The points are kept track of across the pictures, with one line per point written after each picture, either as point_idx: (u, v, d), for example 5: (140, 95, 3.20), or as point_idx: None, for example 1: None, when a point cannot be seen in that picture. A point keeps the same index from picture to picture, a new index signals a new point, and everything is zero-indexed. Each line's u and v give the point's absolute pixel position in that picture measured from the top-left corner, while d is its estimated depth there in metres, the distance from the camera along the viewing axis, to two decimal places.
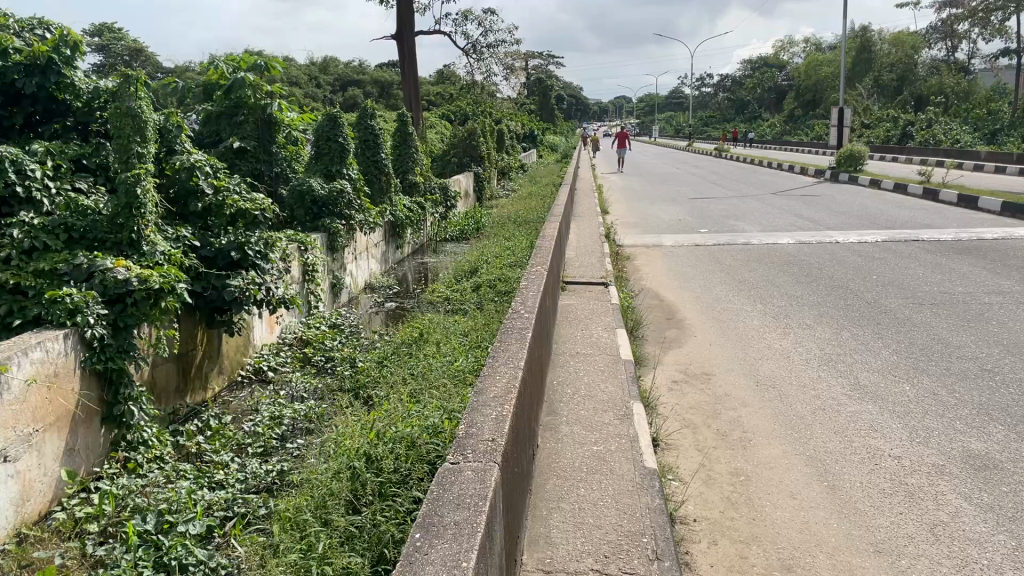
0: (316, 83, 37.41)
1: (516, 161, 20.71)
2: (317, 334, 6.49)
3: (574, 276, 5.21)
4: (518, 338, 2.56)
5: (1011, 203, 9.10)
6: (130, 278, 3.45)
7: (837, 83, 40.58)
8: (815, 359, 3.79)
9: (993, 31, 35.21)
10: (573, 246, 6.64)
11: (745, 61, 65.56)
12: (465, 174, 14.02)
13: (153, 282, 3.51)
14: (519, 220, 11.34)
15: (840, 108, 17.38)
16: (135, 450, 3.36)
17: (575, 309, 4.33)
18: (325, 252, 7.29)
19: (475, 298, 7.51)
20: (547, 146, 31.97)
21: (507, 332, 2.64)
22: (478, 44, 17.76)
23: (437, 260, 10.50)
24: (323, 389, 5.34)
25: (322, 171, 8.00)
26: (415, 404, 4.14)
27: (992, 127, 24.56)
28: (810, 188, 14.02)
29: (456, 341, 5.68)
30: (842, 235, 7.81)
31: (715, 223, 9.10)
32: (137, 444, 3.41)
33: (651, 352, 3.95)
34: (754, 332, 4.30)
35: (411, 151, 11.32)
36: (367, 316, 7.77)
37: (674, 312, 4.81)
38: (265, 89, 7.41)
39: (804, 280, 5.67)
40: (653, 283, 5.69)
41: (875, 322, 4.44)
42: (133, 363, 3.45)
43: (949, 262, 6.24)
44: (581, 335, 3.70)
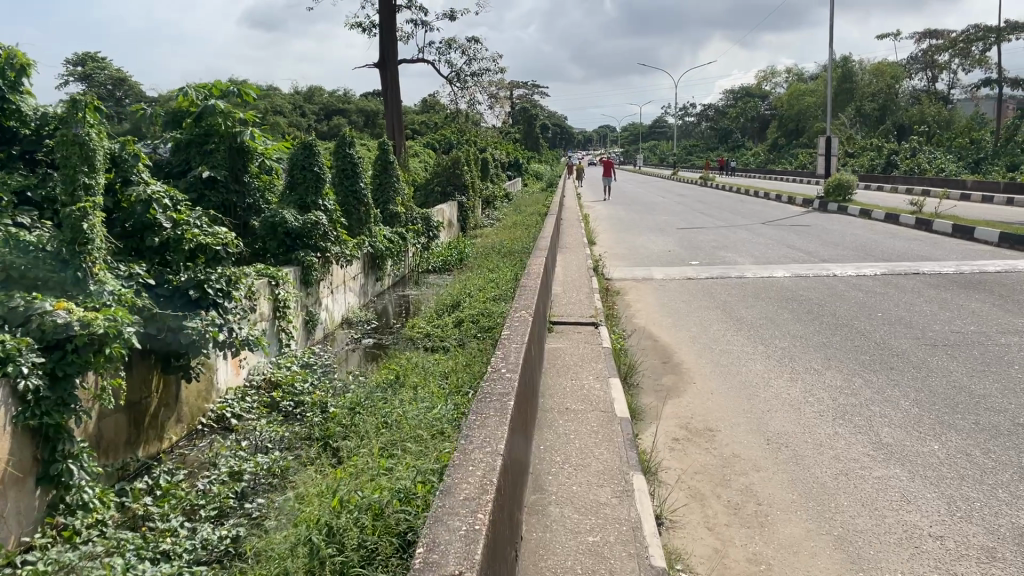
0: (300, 112, 37.16)
1: (502, 190, 20.46)
2: (287, 376, 6.08)
3: (562, 315, 4.83)
4: (498, 408, 2.15)
5: (1009, 234, 8.85)
6: (72, 322, 2.97)
7: (820, 113, 40.77)
8: (829, 412, 3.42)
9: (973, 61, 35.56)
10: (560, 281, 6.29)
11: (728, 91, 66.14)
12: (449, 204, 13.69)
13: (98, 326, 3.03)
14: (504, 252, 11.00)
15: (827, 136, 17.24)
16: (74, 515, 2.87)
17: (563, 353, 3.95)
18: (298, 287, 6.91)
19: (456, 334, 7.12)
20: (533, 175, 31.82)
21: (488, 394, 2.25)
22: (462, 72, 17.51)
23: (419, 292, 10.12)
24: (289, 439, 4.94)
25: (296, 202, 7.62)
26: (387, 462, 3.73)
27: (976, 155, 24.57)
28: (800, 217, 13.78)
29: (434, 384, 5.30)
30: (839, 268, 7.50)
31: (706, 255, 8.78)
32: (77, 508, 2.91)
33: (647, 403, 3.57)
34: (759, 379, 3.93)
35: (393, 181, 10.98)
36: (343, 353, 7.36)
37: (670, 354, 4.44)
38: (237, 117, 7.04)
39: (805, 317, 5.32)
40: (646, 322, 5.33)
41: (888, 367, 4.08)
42: (75, 417, 2.99)
43: (956, 297, 5.93)
44: (570, 385, 3.31)
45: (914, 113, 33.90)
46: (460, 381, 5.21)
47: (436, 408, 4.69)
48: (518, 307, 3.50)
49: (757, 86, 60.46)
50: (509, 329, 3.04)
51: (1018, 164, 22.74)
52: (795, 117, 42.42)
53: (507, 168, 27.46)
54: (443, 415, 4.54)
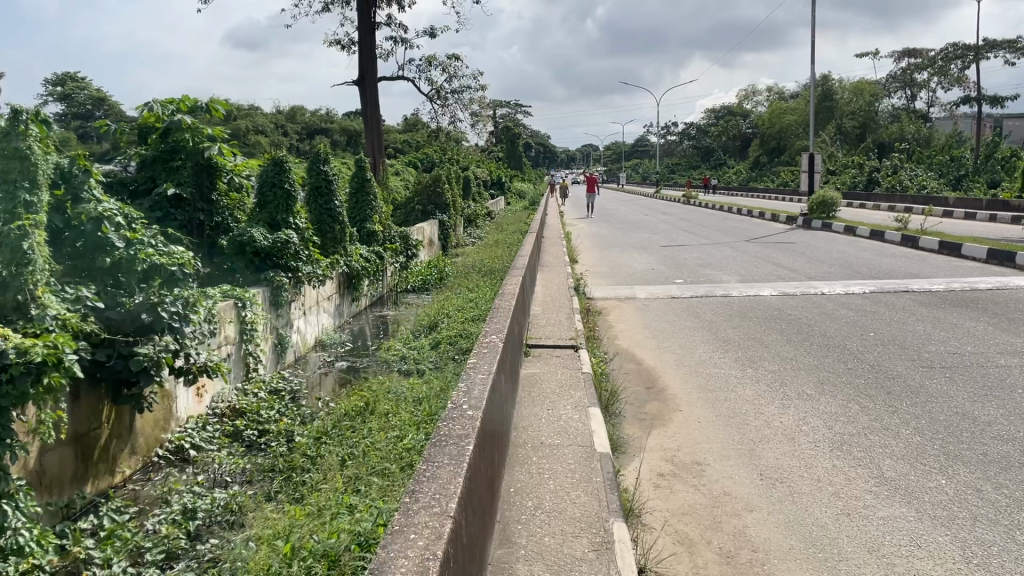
0: (282, 132, 36.87)
1: (484, 209, 20.21)
2: (252, 403, 5.77)
3: (540, 337, 4.56)
4: (454, 455, 1.86)
5: (997, 250, 8.69)
6: (6, 349, 2.53)
7: (801, 131, 40.97)
8: (825, 442, 3.17)
9: (952, 80, 35.82)
10: (540, 301, 6.03)
11: (710, 110, 66.47)
12: (429, 222, 13.43)
13: (36, 354, 2.62)
14: (485, 271, 10.73)
15: (810, 153, 17.16)
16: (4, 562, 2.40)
17: (540, 378, 3.68)
18: (267, 308, 6.62)
19: (432, 357, 6.85)
20: (516, 194, 31.62)
21: (446, 435, 1.98)
22: (443, 89, 17.33)
23: (397, 313, 9.83)
24: (251, 473, 4.64)
25: (265, 220, 7.29)
26: (352, 498, 3.45)
27: (957, 172, 24.64)
28: (785, 234, 13.62)
29: (405, 410, 5.03)
30: (827, 286, 7.29)
31: (690, 273, 8.56)
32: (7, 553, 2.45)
33: (629, 433, 3.31)
34: (749, 407, 3.67)
35: (370, 198, 10.71)
36: (315, 378, 7.06)
37: (654, 379, 4.19)
38: (205, 133, 6.77)
39: (795, 339, 5.08)
40: (629, 343, 5.07)
41: (885, 392, 3.84)
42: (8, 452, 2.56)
43: (949, 316, 5.72)
44: (545, 416, 3.04)
45: (894, 131, 34.11)
46: (433, 407, 4.94)
47: (406, 438, 4.42)
48: (490, 329, 3.23)
49: (738, 105, 60.82)
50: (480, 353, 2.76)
51: (999, 180, 22.83)
52: (777, 135, 42.60)
53: (490, 186, 27.27)
54: (413, 446, 4.26)
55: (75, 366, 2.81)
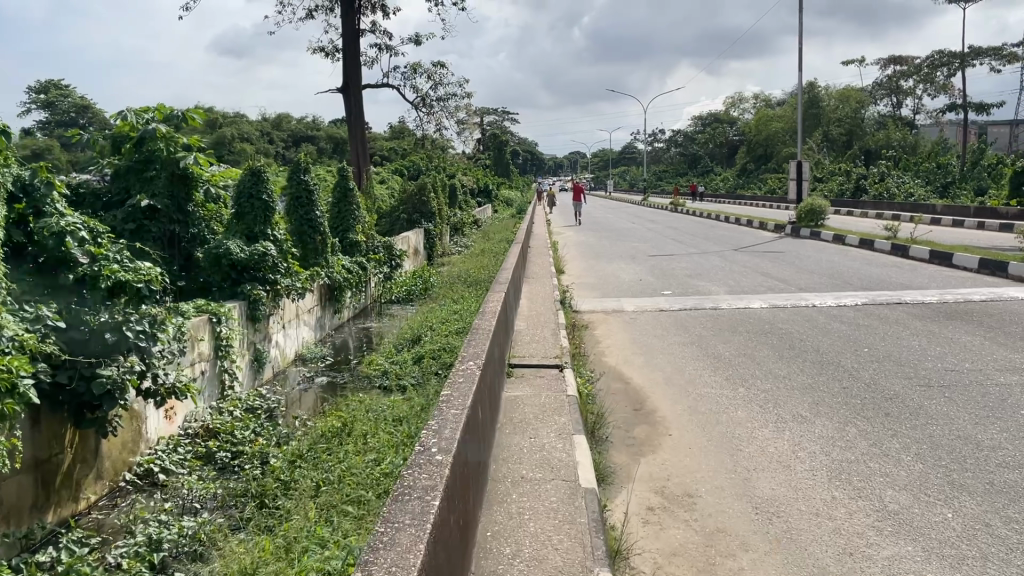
0: (268, 139, 36.60)
1: (471, 217, 20.03)
2: (226, 423, 5.56)
3: (523, 355, 4.38)
4: (418, 509, 1.66)
5: (988, 260, 8.58)
6: None
7: (788, 138, 41.04)
8: (823, 471, 2.99)
9: (938, 87, 35.97)
10: (524, 315, 5.85)
11: (697, 118, 66.60)
12: (414, 231, 13.25)
13: None
14: (471, 281, 10.56)
15: (798, 161, 17.08)
16: None
17: (523, 400, 3.49)
18: (243, 324, 6.40)
19: (415, 372, 6.66)
20: (503, 201, 31.47)
21: (412, 483, 1.76)
22: (428, 97, 17.17)
23: (380, 324, 9.63)
24: (221, 498, 4.43)
25: (243, 232, 7.01)
26: (324, 529, 3.26)
27: (944, 179, 24.67)
28: (773, 243, 13.50)
29: (383, 431, 4.83)
30: (818, 298, 7.14)
31: (678, 284, 8.41)
32: None
33: (616, 461, 3.13)
34: (742, 431, 3.50)
35: (353, 208, 10.49)
36: (295, 394, 6.86)
37: (642, 400, 4.01)
38: (180, 142, 6.51)
39: (787, 354, 4.93)
40: (616, 360, 4.89)
41: (883, 414, 3.68)
42: None
43: (944, 330, 5.58)
44: (527, 446, 2.84)
45: (880, 138, 34.20)
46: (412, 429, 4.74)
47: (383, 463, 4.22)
48: (469, 351, 3.03)
49: (725, 112, 60.97)
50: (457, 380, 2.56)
51: (986, 187, 22.85)
52: (763, 142, 42.66)
53: (477, 194, 27.11)
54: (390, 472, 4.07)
55: (30, 391, 2.75)
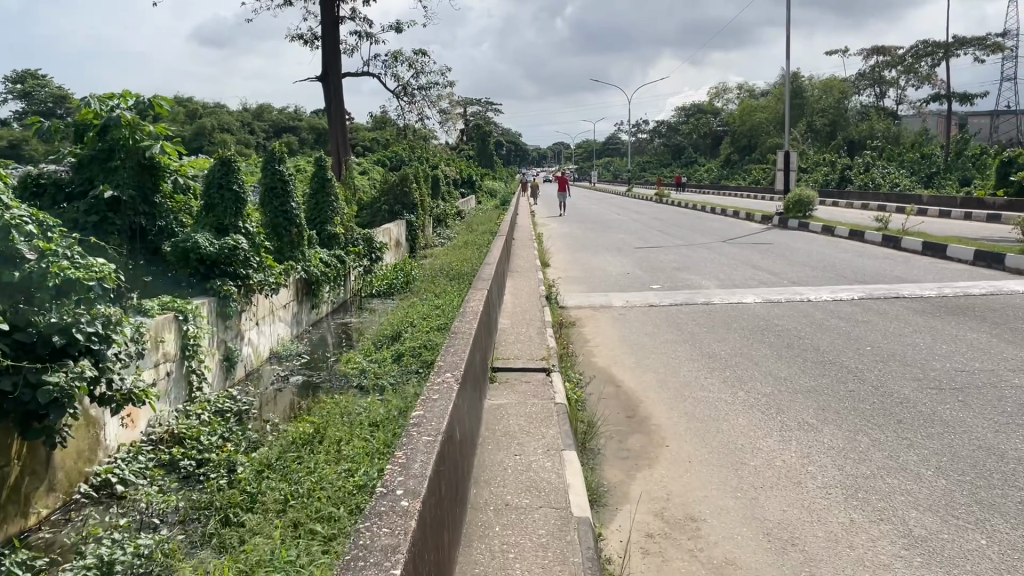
0: (248, 129, 36.02)
1: (454, 209, 19.67)
2: (193, 428, 5.23)
3: (507, 357, 4.08)
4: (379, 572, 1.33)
5: (984, 252, 8.36)
6: None
7: (772, 128, 40.89)
8: (838, 489, 2.73)
9: (921, 77, 35.90)
10: (509, 313, 5.54)
11: (680, 108, 66.43)
12: (396, 223, 12.91)
13: None
14: (453, 274, 10.25)
15: (785, 151, 16.84)
16: None
17: (507, 409, 3.18)
18: (212, 322, 6.02)
19: (394, 371, 6.34)
20: (487, 192, 31.14)
21: (373, 539, 1.42)
22: (409, 85, 16.80)
23: (359, 319, 9.30)
24: (183, 511, 4.10)
25: (212, 225, 6.58)
26: (290, 550, 2.91)
27: (928, 170, 24.57)
28: (761, 235, 13.26)
29: (358, 438, 4.53)
30: (812, 292, 6.88)
31: (667, 278, 8.15)
32: None
33: (610, 478, 2.84)
34: (744, 441, 3.23)
35: (331, 199, 10.10)
36: (269, 394, 6.54)
37: (635, 405, 3.72)
38: (147, 130, 6.06)
39: (787, 354, 4.66)
40: (606, 361, 4.60)
41: (895, 421, 3.41)
42: None
43: (947, 326, 5.34)
44: (510, 466, 2.54)
45: (864, 128, 34.13)
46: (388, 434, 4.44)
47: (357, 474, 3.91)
48: (449, 355, 2.72)
49: (709, 102, 60.81)
50: (435, 392, 2.24)
51: (970, 178, 22.77)
52: (747, 133, 42.49)
53: (460, 185, 26.75)
54: (362, 484, 3.76)
55: None
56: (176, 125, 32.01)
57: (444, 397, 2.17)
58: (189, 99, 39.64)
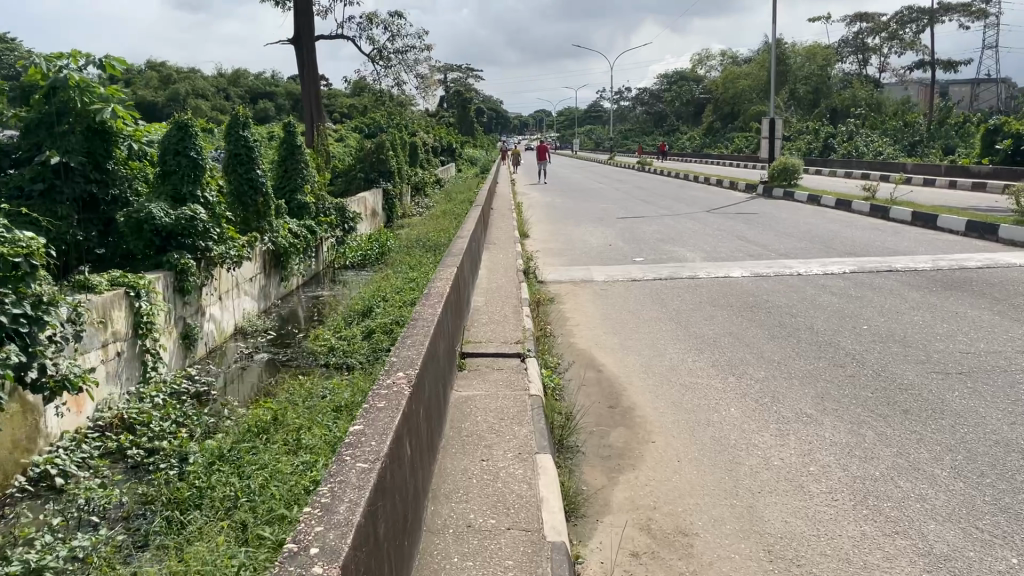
0: (224, 96, 35.22)
1: (433, 176, 19.20)
2: (144, 413, 4.71)
3: (479, 340, 3.73)
4: None
5: (975, 222, 8.10)
6: None
7: (754, 96, 40.48)
8: (845, 494, 2.43)
9: (904, 44, 35.53)
10: (482, 290, 5.20)
11: (662, 76, 65.78)
12: (371, 191, 12.48)
13: None
14: (429, 245, 9.86)
15: (770, 118, 16.47)
16: None
17: (477, 404, 2.84)
18: (169, 298, 5.40)
19: (363, 349, 5.99)
20: (467, 160, 30.63)
21: None
22: (385, 49, 16.26)
23: (332, 292, 8.91)
24: (128, 507, 3.62)
25: (168, 194, 5.80)
26: (236, 549, 2.53)
27: (911, 138, 24.36)
28: (746, 204, 12.96)
29: (318, 424, 4.14)
30: (802, 265, 6.58)
31: (652, 250, 7.82)
32: None
33: (590, 483, 2.52)
34: (737, 436, 2.92)
35: (301, 166, 9.61)
36: (233, 373, 6.17)
37: (618, 394, 3.41)
38: (98, 92, 5.30)
39: (779, 335, 4.35)
40: (587, 343, 4.27)
41: (901, 412, 3.10)
42: None
43: (946, 302, 5.05)
44: (474, 476, 2.20)
45: (847, 96, 33.82)
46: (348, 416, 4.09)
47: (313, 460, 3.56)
48: (407, 345, 2.35)
49: (692, 70, 60.19)
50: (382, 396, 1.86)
51: (953, 146, 22.59)
52: (730, 101, 42.06)
53: (439, 152, 26.23)
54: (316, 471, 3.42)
55: None
56: (148, 91, 31.20)
57: (393, 404, 1.79)
58: (162, 64, 38.68)
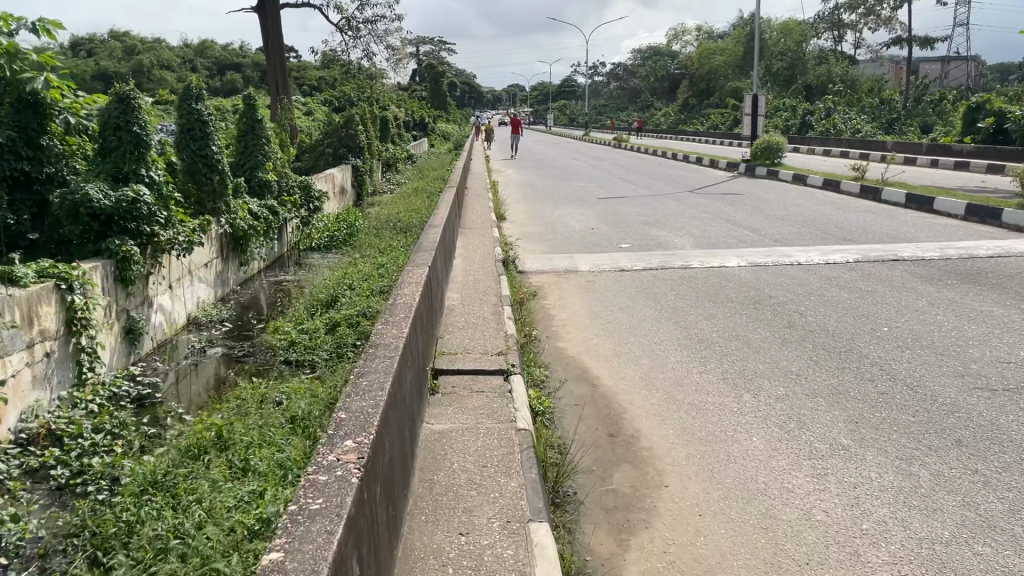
0: (188, 67, 34.02)
1: (405, 152, 18.50)
2: (75, 423, 3.66)
3: (454, 352, 3.20)
4: None
5: (976, 206, 7.69)
6: None
7: (730, 72, 39.96)
8: (915, 567, 1.94)
9: (881, 20, 35.11)
10: (457, 285, 4.67)
11: (636, 51, 65.08)
12: (339, 168, 11.82)
13: None
14: (400, 226, 9.25)
15: (752, 94, 15.97)
16: None
17: (453, 444, 2.31)
18: (108, 290, 4.39)
19: (325, 344, 5.41)
20: (440, 135, 29.86)
21: None
22: (353, 18, 15.49)
23: (296, 277, 8.26)
24: (46, 541, 2.63)
25: (105, 173, 4.73)
26: None
27: (889, 115, 24.04)
28: (728, 183, 12.49)
29: (273, 432, 3.25)
30: (802, 254, 6.11)
31: (638, 235, 7.33)
32: None
33: (595, 553, 2.02)
34: (765, 478, 2.42)
35: (261, 142, 8.88)
36: (184, 370, 5.52)
37: (618, 418, 2.90)
38: (31, 58, 4.56)
39: (793, 339, 3.87)
40: (577, 349, 3.76)
41: (954, 443, 2.63)
42: None
43: (966, 298, 4.60)
44: (450, 563, 1.68)
45: (822, 73, 33.42)
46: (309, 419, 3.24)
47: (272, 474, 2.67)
48: (356, 390, 1.80)
49: (666, 45, 59.48)
50: (307, 488, 1.33)
51: (931, 124, 22.27)
52: (706, 76, 41.51)
53: (411, 127, 25.48)
54: (270, 486, 2.54)
55: None
56: (109, 61, 30.02)
57: (329, 510, 1.26)
58: (124, 34, 37.36)
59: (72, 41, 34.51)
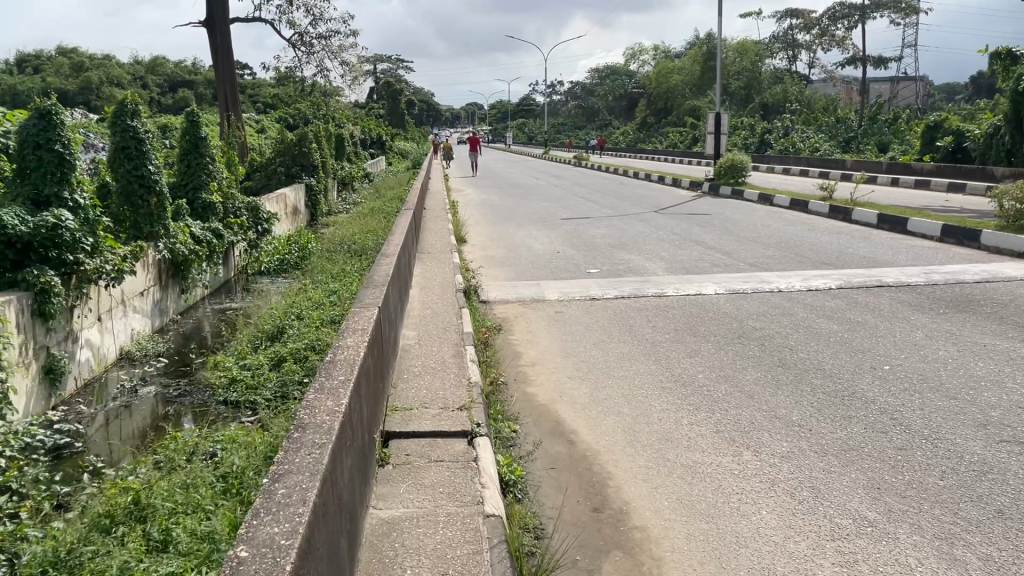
0: (140, 84, 33.11)
1: (361, 170, 17.97)
2: None
3: (409, 408, 2.74)
4: None
5: (951, 227, 7.46)
6: None
7: (688, 91, 40.11)
8: None
9: (834, 40, 35.46)
10: (414, 320, 4.21)
11: (594, 70, 65.33)
12: (291, 187, 11.29)
13: None
14: (354, 249, 8.73)
15: (715, 112, 15.77)
16: None
17: (404, 541, 1.85)
18: (23, 326, 3.71)
19: (273, 379, 4.84)
20: (399, 153, 29.37)
21: None
22: (306, 34, 15.00)
23: (243, 305, 7.69)
24: None
25: (23, 196, 4.12)
26: None
27: (846, 133, 24.14)
28: (693, 203, 12.22)
29: (202, 480, 2.59)
30: (781, 279, 5.77)
31: (607, 259, 6.95)
32: None
33: None
34: (784, 570, 2.00)
35: (205, 160, 8.27)
36: (113, 411, 4.90)
37: (601, 488, 2.47)
38: None
39: (786, 381, 3.49)
40: (548, 397, 3.32)
41: (997, 514, 2.25)
42: None
43: (964, 330, 4.28)
44: None
45: (778, 92, 33.55)
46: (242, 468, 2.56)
47: (199, 547, 1.99)
48: (261, 513, 1.35)
49: (624, 64, 59.75)
50: None
51: (887, 143, 22.39)
52: (663, 95, 41.66)
53: (368, 145, 24.99)
54: (194, 568, 1.86)
55: None
56: (55, 78, 29.05)
57: None
58: (73, 50, 36.36)
59: (18, 57, 33.43)
